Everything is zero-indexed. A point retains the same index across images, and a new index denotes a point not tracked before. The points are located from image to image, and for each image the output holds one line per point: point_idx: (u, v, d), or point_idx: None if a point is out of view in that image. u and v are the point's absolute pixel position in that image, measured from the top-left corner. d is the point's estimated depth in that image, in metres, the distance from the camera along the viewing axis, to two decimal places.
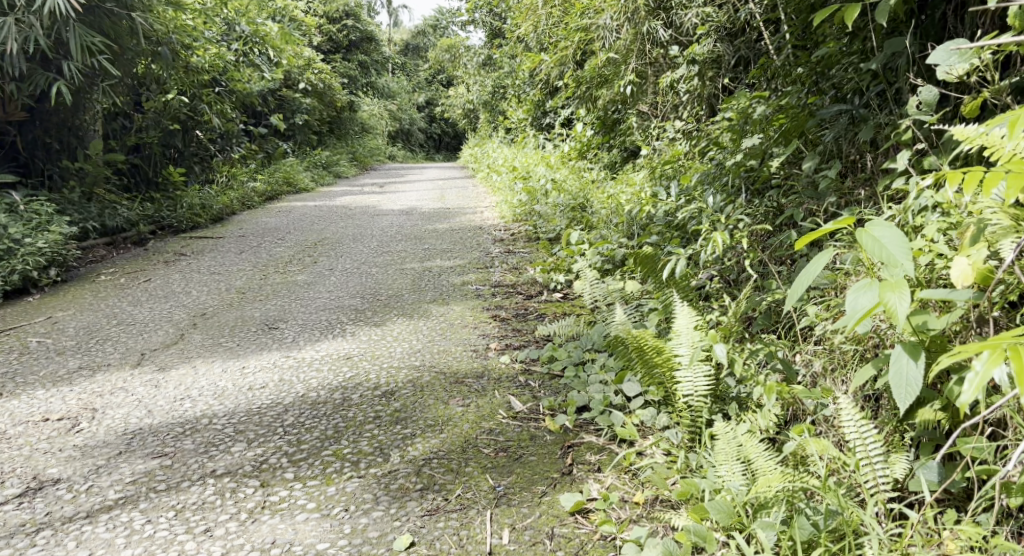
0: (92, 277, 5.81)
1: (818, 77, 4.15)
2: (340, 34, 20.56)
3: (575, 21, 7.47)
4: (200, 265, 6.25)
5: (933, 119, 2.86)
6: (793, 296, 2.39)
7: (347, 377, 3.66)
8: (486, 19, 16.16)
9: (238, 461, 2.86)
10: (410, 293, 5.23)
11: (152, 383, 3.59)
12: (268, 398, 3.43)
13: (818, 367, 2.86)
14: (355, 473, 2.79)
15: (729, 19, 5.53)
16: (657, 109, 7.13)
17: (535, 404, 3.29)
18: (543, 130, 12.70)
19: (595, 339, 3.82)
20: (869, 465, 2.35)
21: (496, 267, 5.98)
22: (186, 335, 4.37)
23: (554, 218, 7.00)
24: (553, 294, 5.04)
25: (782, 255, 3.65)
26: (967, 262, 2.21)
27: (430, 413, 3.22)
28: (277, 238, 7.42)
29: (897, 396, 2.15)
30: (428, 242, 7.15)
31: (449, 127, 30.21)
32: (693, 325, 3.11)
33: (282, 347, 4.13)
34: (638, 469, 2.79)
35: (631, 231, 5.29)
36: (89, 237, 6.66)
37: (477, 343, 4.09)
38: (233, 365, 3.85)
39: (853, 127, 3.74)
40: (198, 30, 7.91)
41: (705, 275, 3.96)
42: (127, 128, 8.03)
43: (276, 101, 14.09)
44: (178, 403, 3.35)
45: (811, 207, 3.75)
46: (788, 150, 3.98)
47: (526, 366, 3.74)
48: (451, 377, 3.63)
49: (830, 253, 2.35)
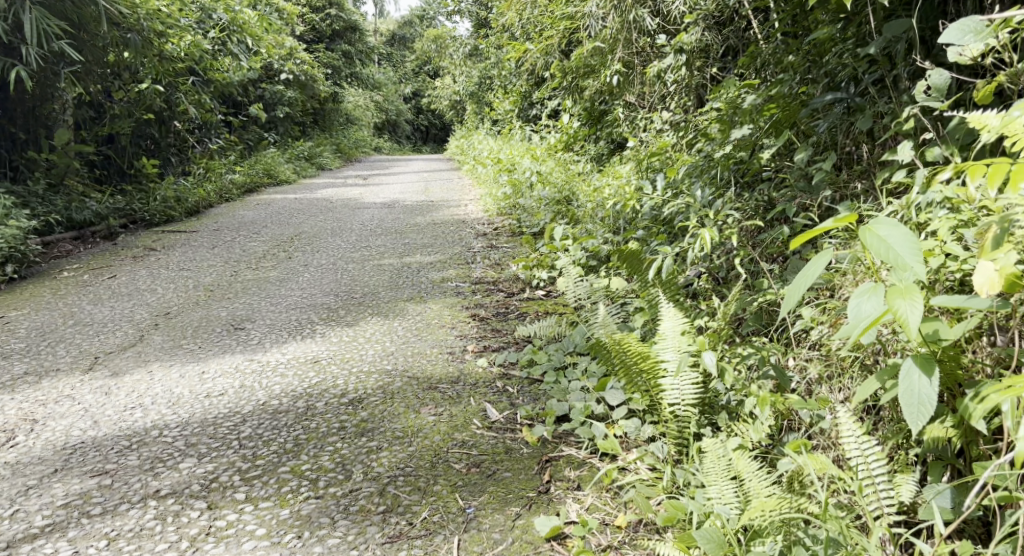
0: (54, 274, 5.54)
1: (811, 64, 3.94)
2: (324, 24, 20.21)
3: (559, 10, 7.25)
4: (169, 260, 5.99)
5: (946, 106, 2.64)
6: (791, 301, 2.19)
7: (313, 383, 3.43)
8: (473, 9, 15.87)
9: (186, 479, 2.64)
10: (387, 291, 4.99)
11: (102, 390, 3.35)
12: (225, 407, 3.20)
13: (813, 374, 2.66)
14: (313, 493, 2.57)
15: (718, 7, 5.28)
16: (644, 99, 6.92)
17: (512, 412, 3.08)
18: (529, 122, 12.50)
19: (578, 342, 3.61)
20: (872, 487, 2.15)
21: (477, 262, 5.75)
22: (145, 336, 4.12)
23: (539, 211, 6.77)
24: (535, 292, 4.84)
25: (773, 252, 3.46)
26: (994, 269, 1.98)
27: (399, 423, 3.00)
28: (251, 231, 7.16)
29: (909, 415, 1.94)
30: (410, 237, 6.91)
31: (435, 119, 29.97)
32: (680, 328, 2.91)
33: (247, 349, 3.89)
34: (620, 487, 2.59)
35: (616, 226, 5.09)
36: (54, 231, 6.35)
37: (455, 345, 3.87)
38: (191, 370, 3.61)
39: (850, 116, 3.53)
40: (172, 17, 7.63)
41: (690, 272, 3.77)
42: (96, 118, 7.75)
43: (256, 92, 13.79)
44: (127, 412, 3.12)
45: (804, 201, 3.56)
46: (779, 140, 3.78)
47: (505, 371, 3.52)
48: (424, 383, 3.41)
49: (830, 255, 2.16)
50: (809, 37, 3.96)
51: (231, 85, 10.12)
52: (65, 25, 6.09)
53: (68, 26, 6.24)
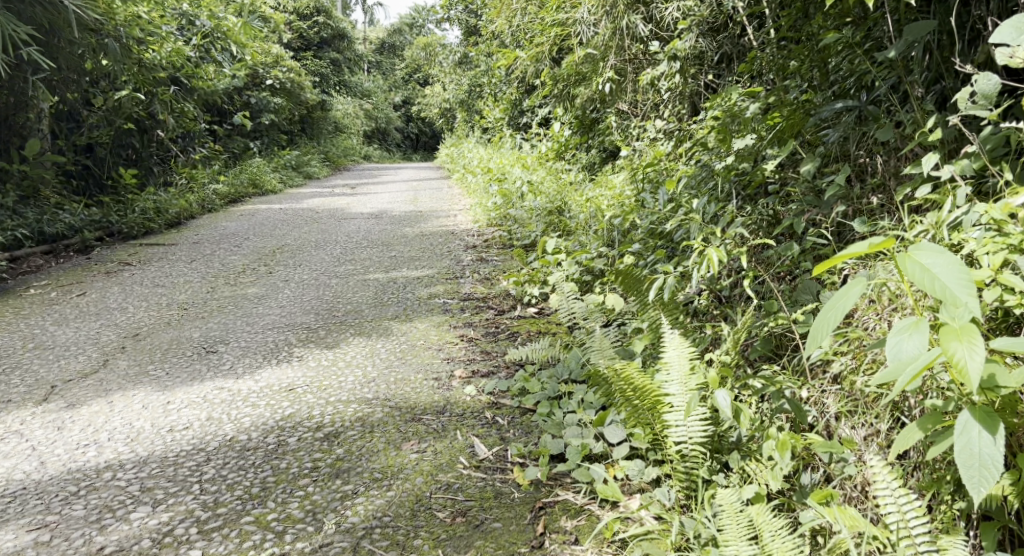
0: (20, 292, 5.27)
1: (819, 67, 3.69)
2: (311, 31, 19.82)
3: (550, 16, 7.01)
4: (144, 276, 5.72)
5: (993, 115, 2.43)
6: (818, 337, 1.99)
7: (286, 415, 3.15)
8: (462, 17, 15.26)
9: (135, 533, 2.42)
10: (371, 309, 4.72)
11: (55, 425, 3.10)
12: (188, 443, 2.93)
13: (832, 408, 2.43)
14: (277, 550, 2.35)
15: (712, 12, 5.13)
16: (637, 108, 6.58)
17: (502, 448, 2.83)
18: (520, 129, 12.24)
19: (572, 369, 3.35)
20: (913, 550, 2.01)
21: (466, 277, 5.49)
22: (109, 361, 3.84)
23: (530, 223, 6.52)
24: (527, 309, 4.58)
25: (781, 271, 3.23)
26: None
27: (377, 463, 2.74)
28: (232, 244, 6.89)
29: (969, 480, 1.82)
30: (397, 249, 6.65)
31: (427, 126, 29.71)
32: (686, 358, 2.67)
33: (218, 375, 3.62)
34: (624, 539, 2.37)
35: (611, 240, 4.83)
36: (24, 246, 6.05)
37: (441, 370, 3.60)
38: (155, 400, 3.33)
39: (862, 125, 3.29)
40: (152, 23, 7.31)
41: (691, 290, 3.53)
42: (72, 128, 7.45)
43: (241, 99, 13.47)
44: (80, 450, 2.86)
45: (814, 216, 3.33)
46: (784, 151, 3.53)
47: (494, 400, 3.25)
48: (407, 414, 3.14)
49: (861, 285, 1.98)
50: (816, 40, 3.72)
51: (214, 93, 9.80)
52: (33, 31, 5.75)
53: (38, 32, 5.92)
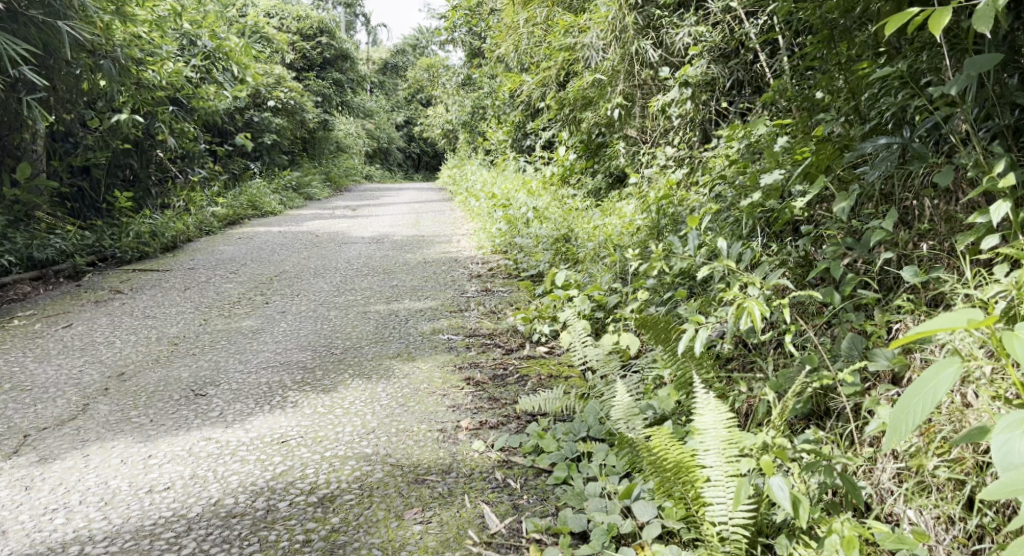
0: (3, 323, 4.99)
1: (852, 98, 3.40)
2: (315, 52, 19.53)
3: (558, 39, 6.75)
4: (134, 306, 5.43)
5: None
6: (905, 427, 1.76)
7: (277, 473, 2.86)
8: (466, 39, 14.97)
9: None
10: (372, 345, 4.42)
11: (23, 485, 2.84)
12: (168, 510, 2.67)
13: (897, 490, 2.26)
14: None
15: (724, 38, 4.93)
16: (646, 134, 6.28)
17: (517, 521, 2.58)
18: (523, 152, 11.99)
19: (590, 425, 3.05)
20: None
21: (471, 310, 5.22)
22: (88, 406, 3.54)
23: (536, 252, 6.26)
24: (536, 348, 4.29)
25: (818, 322, 2.99)
26: None
27: (377, 537, 2.53)
28: (229, 270, 6.61)
29: None
30: (398, 278, 6.35)
31: (427, 147, 29.51)
32: (724, 424, 2.44)
33: (206, 423, 3.31)
34: None
35: (624, 273, 4.55)
36: (12, 272, 5.77)
37: (445, 420, 3.30)
38: (135, 454, 3.04)
39: (906, 163, 3.02)
40: (152, 43, 7.03)
41: (717, 335, 3.27)
42: (66, 149, 7.18)
43: (243, 118, 13.22)
44: (47, 518, 2.65)
45: (853, 261, 3.09)
46: (815, 188, 3.21)
47: (505, 457, 2.95)
48: (410, 474, 2.86)
49: (951, 366, 1.79)
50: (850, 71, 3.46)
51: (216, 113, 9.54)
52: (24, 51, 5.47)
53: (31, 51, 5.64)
